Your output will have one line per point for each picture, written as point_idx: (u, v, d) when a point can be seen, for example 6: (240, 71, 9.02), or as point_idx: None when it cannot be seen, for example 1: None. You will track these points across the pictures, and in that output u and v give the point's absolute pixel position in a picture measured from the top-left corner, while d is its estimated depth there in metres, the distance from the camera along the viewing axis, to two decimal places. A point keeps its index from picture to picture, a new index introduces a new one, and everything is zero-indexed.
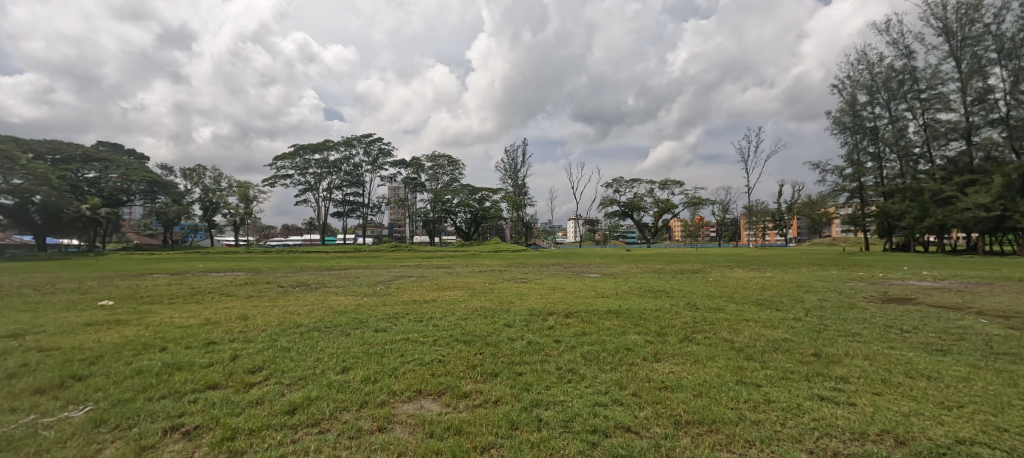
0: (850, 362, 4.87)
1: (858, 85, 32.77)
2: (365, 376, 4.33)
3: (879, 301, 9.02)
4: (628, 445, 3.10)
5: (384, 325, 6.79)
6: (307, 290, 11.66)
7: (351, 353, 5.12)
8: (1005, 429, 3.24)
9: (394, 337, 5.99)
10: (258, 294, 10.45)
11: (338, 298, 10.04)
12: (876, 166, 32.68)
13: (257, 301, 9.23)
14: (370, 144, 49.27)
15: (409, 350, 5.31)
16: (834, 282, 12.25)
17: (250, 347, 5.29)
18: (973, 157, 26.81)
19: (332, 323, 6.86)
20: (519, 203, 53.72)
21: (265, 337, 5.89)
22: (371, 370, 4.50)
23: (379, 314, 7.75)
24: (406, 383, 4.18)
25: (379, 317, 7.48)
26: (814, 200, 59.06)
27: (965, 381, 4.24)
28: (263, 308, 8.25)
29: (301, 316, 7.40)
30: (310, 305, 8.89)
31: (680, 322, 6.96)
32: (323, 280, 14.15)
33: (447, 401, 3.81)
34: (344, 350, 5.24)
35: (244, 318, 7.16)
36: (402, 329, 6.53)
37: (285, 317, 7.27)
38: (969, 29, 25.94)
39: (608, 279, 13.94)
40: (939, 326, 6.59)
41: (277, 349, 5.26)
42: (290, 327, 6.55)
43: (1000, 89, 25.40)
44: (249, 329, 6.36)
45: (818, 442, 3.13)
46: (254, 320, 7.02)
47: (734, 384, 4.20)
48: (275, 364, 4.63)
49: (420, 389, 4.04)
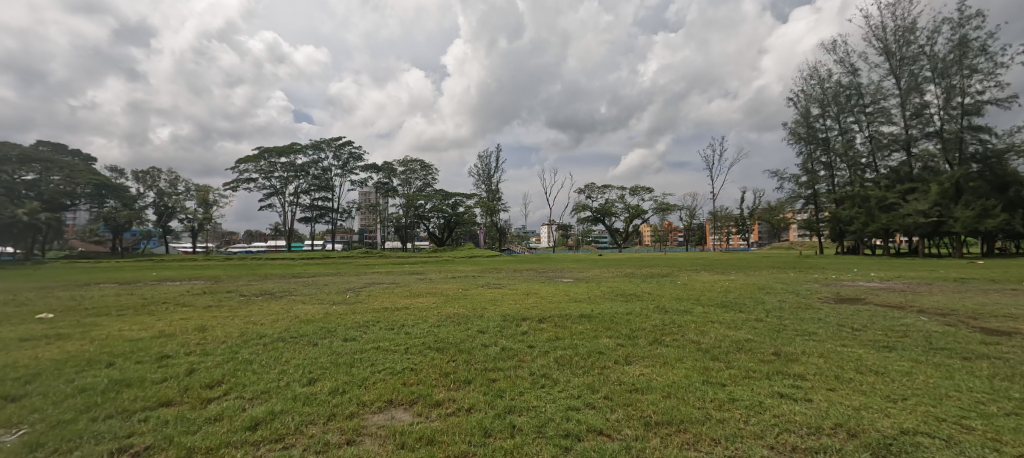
0: (807, 360, 5.09)
1: (811, 99, 34.72)
2: (334, 387, 4.17)
3: (833, 301, 9.55)
4: (600, 448, 3.11)
5: (354, 334, 6.58)
6: (271, 299, 11.17)
7: (319, 364, 4.95)
8: (943, 419, 3.45)
9: (364, 346, 5.81)
10: (218, 304, 9.92)
11: (305, 307, 9.66)
12: (828, 174, 34.62)
13: (216, 312, 8.69)
14: (340, 148, 48.33)
15: (380, 359, 5.17)
16: (793, 283, 12.84)
17: (209, 361, 5.01)
18: (913, 167, 28.88)
19: (298, 333, 6.60)
20: (493, 208, 53.67)
21: (225, 349, 5.60)
22: (339, 381, 4.35)
23: (349, 323, 7.50)
24: (377, 393, 4.06)
25: (349, 326, 7.25)
26: (774, 206, 62.08)
27: (909, 375, 4.50)
28: (224, 320, 7.82)
29: (263, 327, 7.07)
30: (275, 314, 8.51)
31: (651, 324, 7.14)
32: (288, 288, 13.63)
33: (419, 410, 3.72)
34: (311, 361, 5.05)
35: (202, 330, 6.78)
36: (373, 337, 6.36)
37: (248, 328, 6.94)
38: (906, 50, 27.95)
39: (580, 284, 14.11)
40: (885, 324, 6.98)
41: (238, 362, 4.99)
42: (252, 338, 6.25)
43: (934, 105, 27.49)
44: (207, 341, 6.03)
45: (778, 438, 3.23)
46: (214, 331, 6.68)
47: (701, 384, 4.31)
48: (235, 377, 4.40)
49: (391, 399, 3.93)
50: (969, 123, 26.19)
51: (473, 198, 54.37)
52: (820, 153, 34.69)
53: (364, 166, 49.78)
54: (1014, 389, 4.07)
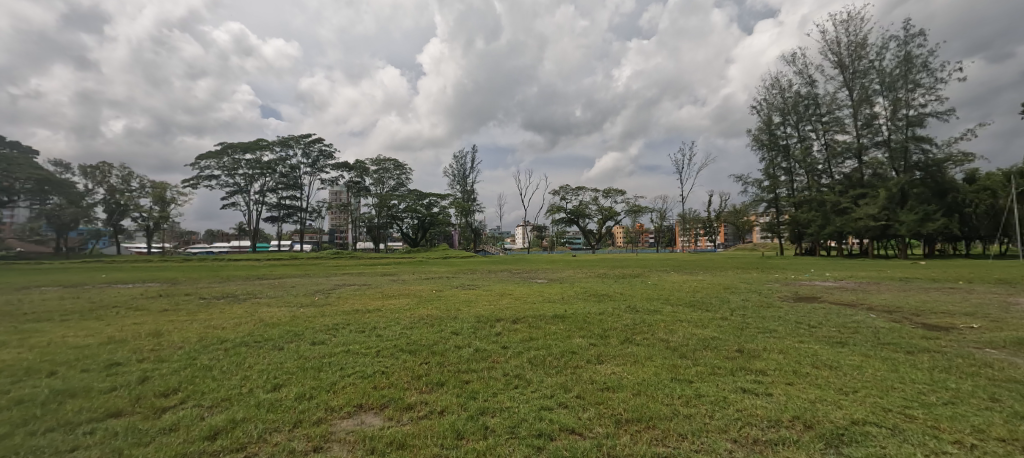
0: (767, 356, 5.29)
1: (772, 107, 36.26)
2: (300, 393, 4.01)
3: (793, 300, 9.94)
4: (572, 446, 3.11)
5: (322, 338, 6.39)
6: (233, 302, 10.67)
7: (284, 369, 4.75)
8: (889, 409, 3.64)
9: (333, 349, 5.65)
10: (174, 308, 9.39)
11: (270, 310, 9.28)
12: (788, 179, 36.20)
13: (172, 316, 8.24)
14: (309, 145, 46.95)
15: (350, 362, 5.03)
16: (756, 283, 13.35)
17: (164, 368, 4.72)
18: (864, 174, 30.65)
19: (262, 337, 6.32)
20: (467, 209, 53.37)
21: (182, 354, 5.31)
22: (306, 386, 4.19)
23: (317, 326, 7.24)
24: (346, 397, 3.93)
25: (317, 329, 7.01)
26: (739, 209, 64.50)
27: (859, 369, 4.74)
28: (181, 324, 7.40)
29: (224, 331, 6.74)
30: (236, 318, 8.13)
31: (622, 324, 7.25)
32: (252, 290, 13.08)
33: (389, 414, 3.62)
34: (276, 366, 4.85)
35: (156, 335, 6.41)
36: (342, 340, 6.17)
37: (207, 333, 6.60)
38: (858, 64, 29.58)
39: (554, 285, 14.20)
40: (839, 321, 7.34)
41: (196, 368, 4.74)
42: (212, 343, 5.95)
43: (884, 115, 29.20)
44: (163, 347, 5.70)
45: (741, 432, 3.32)
46: (170, 336, 6.32)
47: (669, 381, 4.39)
48: (193, 385, 4.16)
49: (360, 403, 3.81)
50: (914, 134, 27.97)
51: (447, 199, 53.94)
52: (781, 159, 36.25)
53: (334, 164, 48.57)
54: (951, 380, 4.35)
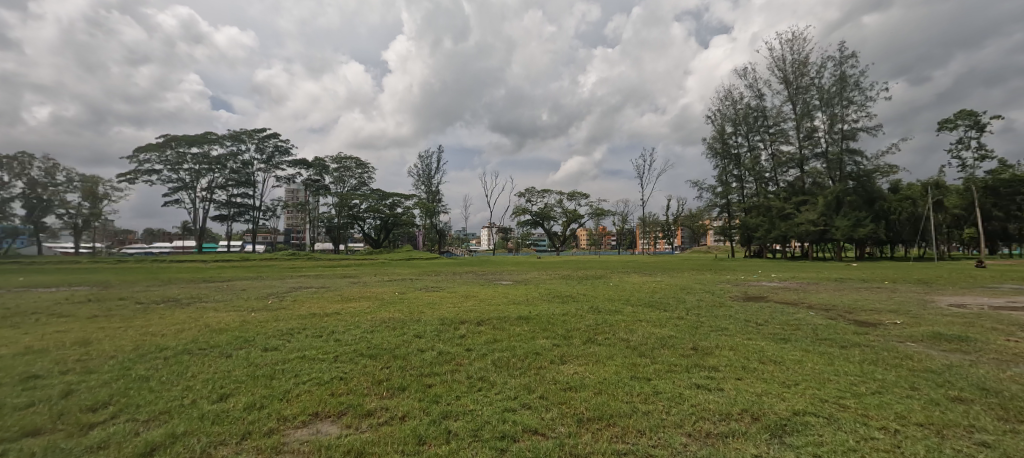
0: (719, 352, 5.61)
1: (725, 118, 38.23)
2: (249, 402, 3.86)
3: (742, 299, 10.56)
4: (534, 447, 3.17)
5: (275, 343, 6.15)
6: (176, 307, 9.99)
7: (233, 377, 4.55)
8: (825, 399, 3.96)
9: (287, 356, 5.46)
10: (106, 314, 8.68)
11: (218, 314, 8.81)
12: (739, 186, 38.26)
13: (103, 324, 7.61)
14: (264, 140, 44.82)
15: (306, 368, 4.89)
16: (710, 284, 14.06)
17: (91, 379, 4.39)
18: (805, 182, 32.91)
19: (208, 344, 6.00)
20: (432, 209, 52.77)
21: (114, 365, 4.96)
22: (257, 395, 4.04)
23: (270, 332, 6.95)
24: (300, 406, 3.81)
25: (269, 335, 6.72)
26: (695, 213, 67.63)
27: (800, 363, 5.12)
28: (113, 332, 6.87)
29: (164, 338, 6.34)
30: (178, 324, 7.64)
31: (585, 324, 7.43)
32: (198, 294, 12.29)
33: (348, 422, 3.56)
34: (223, 375, 4.63)
35: (84, 344, 5.93)
36: (298, 346, 5.98)
37: (144, 340, 6.19)
38: (801, 80, 31.72)
39: (519, 286, 14.34)
40: (783, 319, 7.88)
41: (130, 379, 4.44)
42: (150, 351, 5.59)
43: (823, 128, 31.48)
44: (91, 356, 5.30)
45: (695, 426, 3.50)
46: (100, 345, 5.86)
47: (629, 379, 4.56)
48: (127, 398, 3.91)
49: (316, 411, 3.72)
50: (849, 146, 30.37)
51: (411, 200, 53.07)
52: (732, 167, 38.28)
53: (291, 161, 46.65)
54: (878, 371, 4.79)
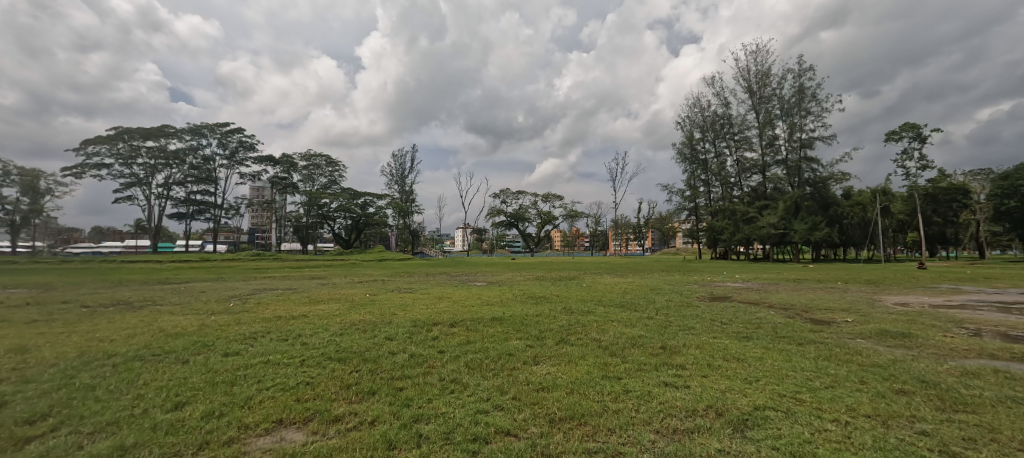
0: (686, 351, 5.86)
1: (693, 124, 39.52)
2: (207, 410, 3.77)
3: (708, 299, 10.99)
4: (506, 448, 3.25)
5: (237, 348, 5.98)
6: (127, 310, 9.46)
7: (189, 384, 4.41)
8: (782, 394, 4.23)
9: (250, 361, 5.32)
10: (47, 319, 8.12)
11: (174, 318, 8.43)
12: (706, 190, 39.64)
13: (45, 329, 7.14)
14: (227, 135, 43.04)
15: (269, 374, 4.80)
16: (678, 285, 14.53)
17: (29, 390, 4.16)
18: (767, 188, 34.44)
19: (162, 350, 5.77)
20: (405, 209, 52.06)
21: (57, 373, 4.70)
22: (217, 402, 3.95)
23: (231, 336, 6.73)
24: (263, 413, 3.75)
25: (230, 339, 6.51)
26: (665, 216, 69.57)
27: (761, 360, 5.42)
28: (55, 338, 6.47)
29: (112, 345, 6.04)
30: (129, 329, 7.26)
31: (558, 325, 7.56)
32: (153, 297, 11.67)
33: (314, 428, 3.53)
34: (179, 382, 4.49)
35: (20, 351, 5.57)
36: (261, 350, 5.84)
37: (90, 346, 5.88)
38: (764, 91, 33.20)
39: (493, 287, 14.37)
40: (746, 318, 8.27)
41: (74, 389, 4.23)
42: (97, 358, 5.33)
43: (782, 137, 33.06)
44: (30, 365, 5.00)
45: (662, 423, 3.67)
46: (38, 353, 5.52)
47: (600, 379, 4.71)
48: (70, 408, 3.74)
49: (281, 418, 3.67)
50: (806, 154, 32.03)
51: (384, 199, 52.21)
52: (699, 172, 39.60)
53: (256, 157, 44.98)
54: (832, 366, 5.14)
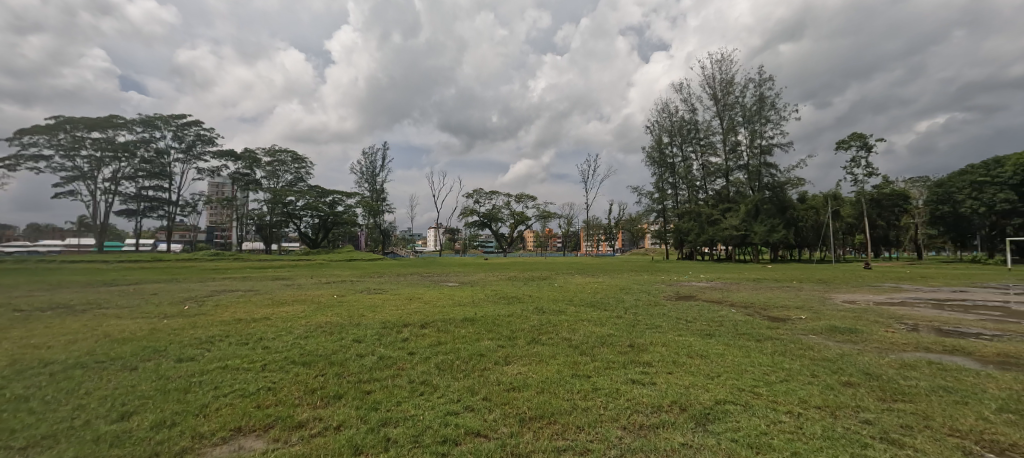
0: (652, 348, 6.09)
1: (662, 129, 40.71)
2: (158, 420, 3.63)
3: (674, 298, 11.43)
4: (476, 449, 3.30)
5: (192, 353, 5.75)
6: (69, 315, 8.84)
7: (138, 393, 4.22)
8: (741, 389, 4.48)
9: (207, 366, 5.13)
10: None
11: (121, 323, 7.96)
12: (673, 193, 40.91)
13: None
14: (183, 128, 40.83)
15: (227, 380, 4.65)
16: (646, 284, 15.00)
17: None
18: (729, 191, 35.91)
19: (108, 356, 5.48)
20: (376, 209, 51.05)
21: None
22: (169, 411, 3.81)
23: (185, 340, 6.44)
24: (219, 421, 3.66)
25: (184, 344, 6.24)
26: (634, 217, 71.35)
27: (722, 356, 5.71)
28: None
29: (51, 351, 5.67)
30: (71, 335, 6.83)
31: (529, 325, 7.67)
32: (99, 300, 10.94)
33: (276, 435, 3.47)
34: (126, 390, 4.29)
35: None
36: (219, 355, 5.64)
37: (25, 354, 5.50)
38: (728, 98, 34.60)
39: (466, 288, 14.36)
40: (709, 316, 8.66)
41: (5, 400, 3.97)
42: (34, 366, 5.01)
43: (744, 143, 34.56)
44: None
45: (629, 419, 3.82)
46: None
47: (570, 378, 4.84)
48: (1, 422, 3.52)
49: (239, 426, 3.59)
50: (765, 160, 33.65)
51: (353, 197, 50.98)
52: (667, 175, 40.83)
53: (216, 152, 42.95)
54: (787, 361, 5.47)
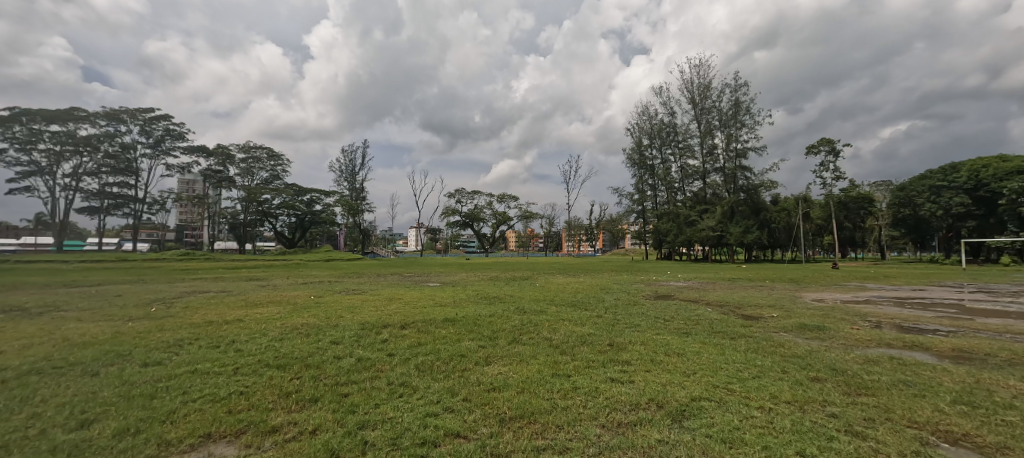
0: (631, 347, 6.22)
1: (642, 131, 41.40)
2: (121, 427, 3.52)
3: (653, 297, 11.67)
4: (455, 450, 3.32)
5: (159, 357, 5.57)
6: (25, 318, 8.39)
7: (99, 400, 4.07)
8: (716, 386, 4.63)
9: (175, 371, 4.98)
10: None
11: (82, 326, 7.60)
12: (653, 194, 41.65)
13: None
14: (150, 122, 39.21)
15: (197, 385, 4.53)
16: (625, 284, 15.25)
17: None
18: (706, 193, 36.78)
19: (67, 362, 5.25)
20: (355, 208, 50.25)
21: None
22: (133, 418, 3.68)
23: (151, 344, 6.23)
24: (188, 428, 3.57)
25: (150, 348, 6.03)
26: (615, 218, 72.36)
27: (698, 354, 5.88)
28: None
29: (4, 357, 5.39)
30: (26, 339, 6.49)
31: (510, 325, 7.72)
32: (59, 302, 10.41)
33: (248, 441, 3.39)
34: (87, 397, 4.13)
35: None
36: (189, 359, 5.48)
37: None
38: (705, 102, 35.44)
39: (447, 288, 14.31)
40: (686, 315, 8.88)
41: None
42: None
43: (720, 146, 35.48)
44: None
45: (608, 417, 3.90)
46: None
47: (551, 377, 4.90)
48: None
49: (210, 432, 3.51)
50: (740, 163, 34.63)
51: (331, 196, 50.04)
52: (646, 177, 41.54)
53: (186, 148, 41.44)
54: (759, 358, 5.68)
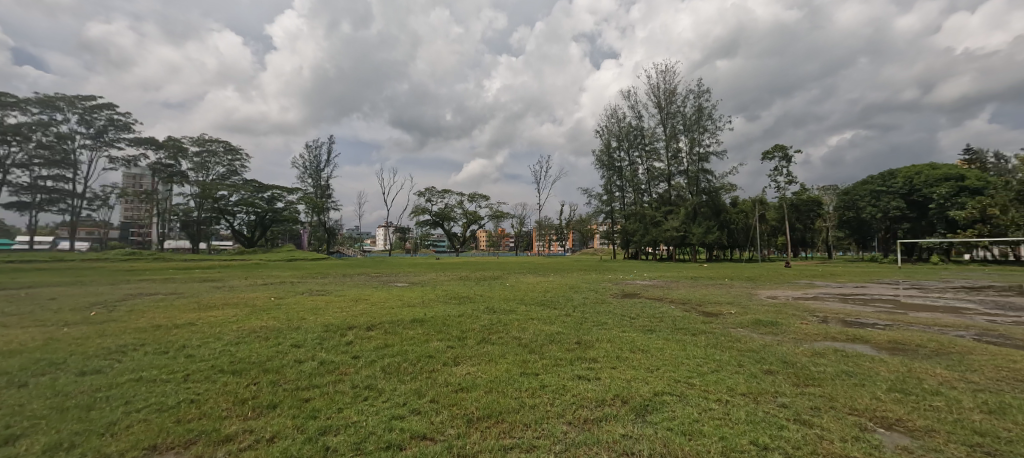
0: (598, 345, 6.37)
1: (611, 133, 42.31)
2: (53, 442, 3.27)
3: (619, 296, 11.96)
4: (421, 452, 3.30)
5: (100, 364, 5.20)
6: None
7: (28, 413, 3.76)
8: (676, 381, 4.82)
9: (117, 379, 4.67)
10: None
11: (9, 333, 6.95)
12: (620, 195, 42.63)
13: None
14: (91, 111, 36.41)
15: (142, 394, 4.27)
16: (593, 283, 15.55)
17: None
18: (670, 195, 38.01)
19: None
20: (320, 206, 48.63)
21: None
22: (67, 431, 3.43)
23: (91, 351, 5.80)
24: (132, 440, 3.37)
25: (89, 355, 5.63)
26: (583, 218, 73.56)
27: (661, 350, 6.10)
28: None
29: None
30: None
31: (479, 325, 7.71)
32: None
33: (199, 452, 3.24)
34: (13, 411, 3.81)
35: None
36: (134, 366, 5.15)
37: None
38: (670, 107, 36.63)
39: (416, 288, 14.10)
40: (651, 313, 9.17)
41: None
42: None
43: (683, 150, 36.77)
44: None
45: (574, 414, 3.98)
46: None
47: (519, 376, 4.95)
48: None
49: (157, 444, 3.33)
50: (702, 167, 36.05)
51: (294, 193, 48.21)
52: (614, 178, 42.48)
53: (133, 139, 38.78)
54: (718, 353, 5.95)
